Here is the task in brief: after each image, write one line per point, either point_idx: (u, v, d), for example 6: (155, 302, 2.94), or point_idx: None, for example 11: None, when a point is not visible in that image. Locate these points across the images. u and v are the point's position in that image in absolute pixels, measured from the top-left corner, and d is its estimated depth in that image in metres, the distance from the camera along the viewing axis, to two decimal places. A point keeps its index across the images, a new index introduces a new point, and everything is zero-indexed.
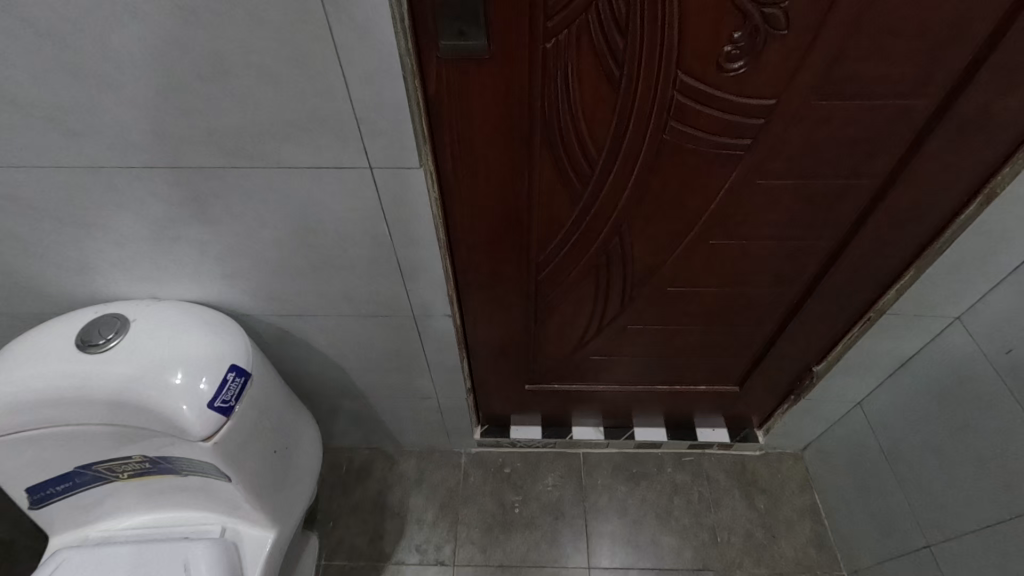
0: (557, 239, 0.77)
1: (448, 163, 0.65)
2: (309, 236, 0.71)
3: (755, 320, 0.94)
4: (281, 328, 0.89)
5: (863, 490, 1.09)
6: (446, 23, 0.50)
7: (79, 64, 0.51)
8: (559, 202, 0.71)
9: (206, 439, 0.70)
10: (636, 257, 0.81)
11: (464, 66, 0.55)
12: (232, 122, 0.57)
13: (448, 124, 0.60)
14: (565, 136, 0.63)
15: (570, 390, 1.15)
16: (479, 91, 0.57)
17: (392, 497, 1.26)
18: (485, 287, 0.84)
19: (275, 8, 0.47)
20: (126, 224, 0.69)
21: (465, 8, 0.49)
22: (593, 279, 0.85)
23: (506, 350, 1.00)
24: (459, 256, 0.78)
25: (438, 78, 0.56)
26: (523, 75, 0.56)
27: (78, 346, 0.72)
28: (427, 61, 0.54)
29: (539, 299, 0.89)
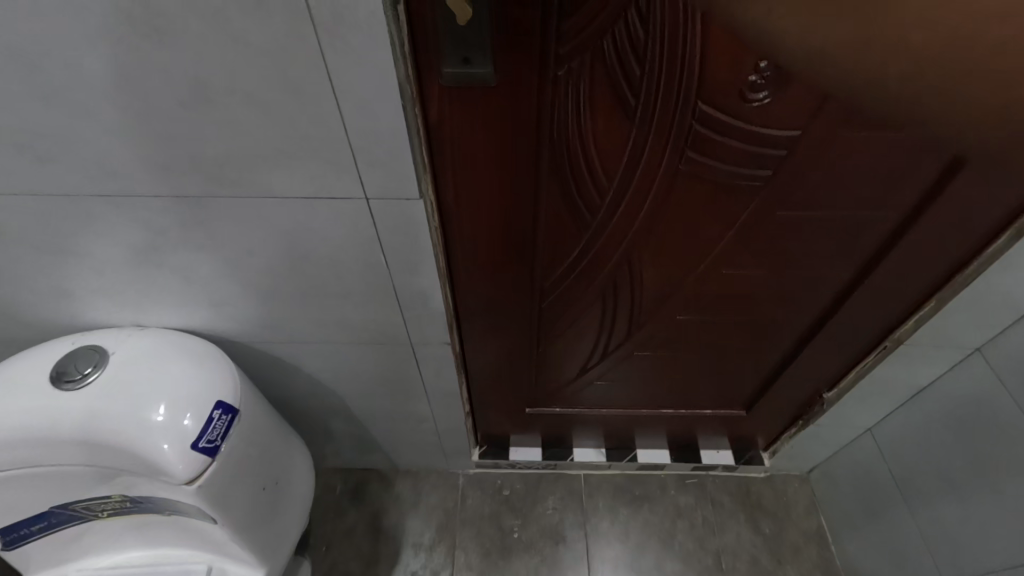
0: (564, 267, 0.74)
1: (449, 191, 0.61)
2: (301, 265, 0.67)
3: (766, 347, 0.91)
4: (271, 353, 0.85)
5: (874, 517, 1.06)
6: (450, 50, 0.47)
7: (47, 88, 0.47)
8: (566, 230, 0.68)
9: (190, 482, 0.66)
10: (645, 284, 0.77)
11: (468, 94, 0.51)
12: (217, 150, 0.52)
13: (451, 153, 0.56)
14: (575, 164, 0.60)
15: (572, 413, 1.11)
16: (483, 120, 0.53)
17: (388, 520, 1.22)
18: (488, 314, 0.81)
19: (263, 33, 0.43)
20: (105, 251, 0.65)
21: (470, 37, 0.46)
22: (600, 305, 0.82)
23: (507, 374, 0.96)
24: (461, 284, 0.75)
25: (440, 105, 0.52)
26: (531, 103, 0.52)
27: (53, 381, 0.67)
28: (428, 88, 0.50)
29: (543, 325, 0.85)
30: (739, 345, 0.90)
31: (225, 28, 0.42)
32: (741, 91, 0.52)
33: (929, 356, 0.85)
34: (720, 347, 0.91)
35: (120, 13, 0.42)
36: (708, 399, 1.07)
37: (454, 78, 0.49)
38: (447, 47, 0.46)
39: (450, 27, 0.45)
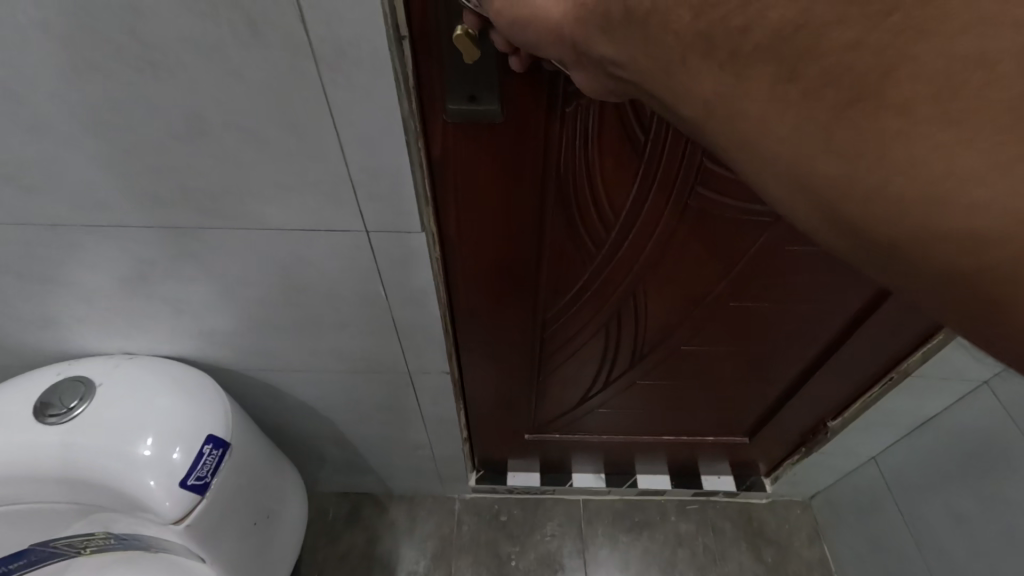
0: (566, 298, 0.72)
1: (450, 225, 0.60)
2: (297, 295, 0.65)
3: (770, 378, 0.89)
4: (265, 381, 0.83)
5: (880, 548, 1.04)
6: (455, 86, 0.46)
7: (34, 120, 0.45)
8: (569, 263, 0.66)
9: (177, 522, 0.64)
10: (650, 315, 0.76)
11: (474, 130, 0.50)
12: (211, 183, 0.51)
13: (455, 186, 0.55)
14: (580, 199, 0.58)
15: (572, 440, 1.09)
16: (489, 155, 0.52)
17: (382, 547, 1.19)
18: (489, 344, 0.79)
19: (261, 68, 0.41)
20: (92, 281, 0.63)
21: (477, 73, 0.45)
22: (602, 336, 0.80)
23: (507, 402, 0.94)
24: (461, 314, 0.73)
25: (444, 139, 0.51)
26: (537, 140, 0.51)
27: (37, 415, 0.65)
28: (432, 122, 0.49)
29: (544, 356, 0.83)
30: (743, 376, 0.89)
31: (222, 63, 0.41)
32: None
33: (935, 388, 0.84)
34: (725, 378, 0.90)
35: (111, 45, 0.40)
36: (709, 428, 1.06)
37: (459, 113, 0.48)
38: (453, 82, 0.45)
39: (457, 64, 0.44)
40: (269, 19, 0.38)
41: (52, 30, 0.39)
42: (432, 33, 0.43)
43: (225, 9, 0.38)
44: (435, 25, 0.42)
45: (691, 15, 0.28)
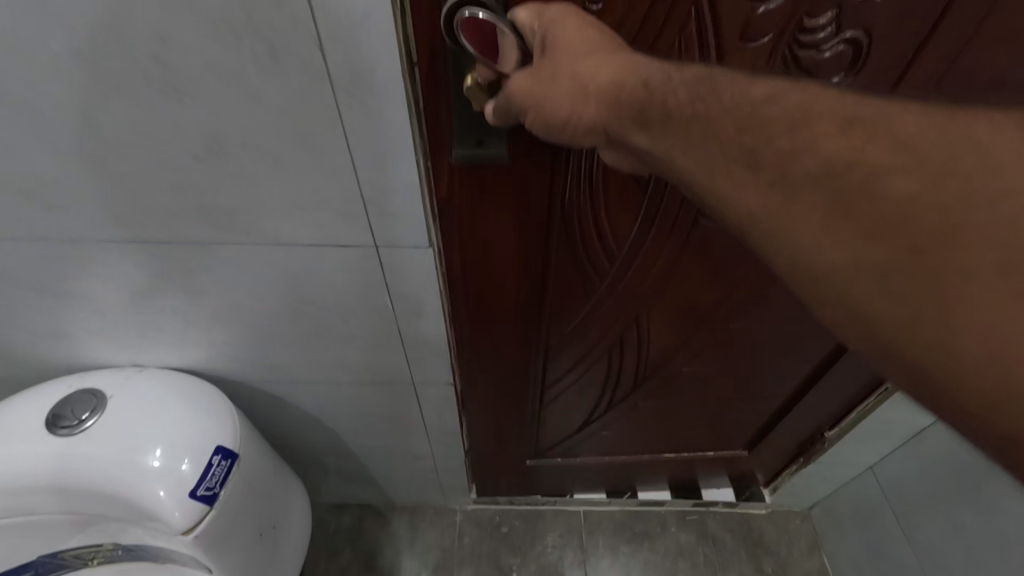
0: (571, 327, 0.74)
1: (456, 261, 0.61)
2: (307, 307, 0.67)
3: (763, 394, 0.92)
4: (271, 393, 0.84)
5: (880, 558, 1.05)
6: (462, 133, 0.48)
7: (60, 141, 0.47)
8: (574, 294, 0.68)
9: (186, 532, 0.65)
10: (653, 339, 0.79)
11: (480, 172, 0.52)
12: (227, 200, 0.53)
13: (462, 222, 0.57)
14: (585, 232, 0.61)
15: (573, 464, 1.09)
16: (496, 193, 0.54)
17: (383, 559, 1.20)
18: (491, 373, 0.80)
19: (279, 91, 0.43)
20: (105, 293, 0.64)
21: (484, 119, 0.47)
22: (606, 361, 0.82)
23: (504, 429, 0.94)
24: (466, 346, 0.74)
25: (450, 182, 0.53)
26: (542, 179, 0.53)
27: (49, 426, 0.66)
28: (438, 165, 0.51)
29: (547, 380, 0.85)
30: (740, 392, 0.92)
31: (243, 87, 0.43)
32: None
33: None
34: (722, 395, 0.92)
35: (137, 71, 0.42)
36: (705, 444, 1.08)
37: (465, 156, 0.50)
38: (459, 126, 0.47)
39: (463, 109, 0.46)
40: (290, 47, 0.40)
41: (82, 57, 0.41)
42: (443, 78, 0.44)
43: (248, 38, 0.40)
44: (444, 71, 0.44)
45: (735, 130, 0.32)
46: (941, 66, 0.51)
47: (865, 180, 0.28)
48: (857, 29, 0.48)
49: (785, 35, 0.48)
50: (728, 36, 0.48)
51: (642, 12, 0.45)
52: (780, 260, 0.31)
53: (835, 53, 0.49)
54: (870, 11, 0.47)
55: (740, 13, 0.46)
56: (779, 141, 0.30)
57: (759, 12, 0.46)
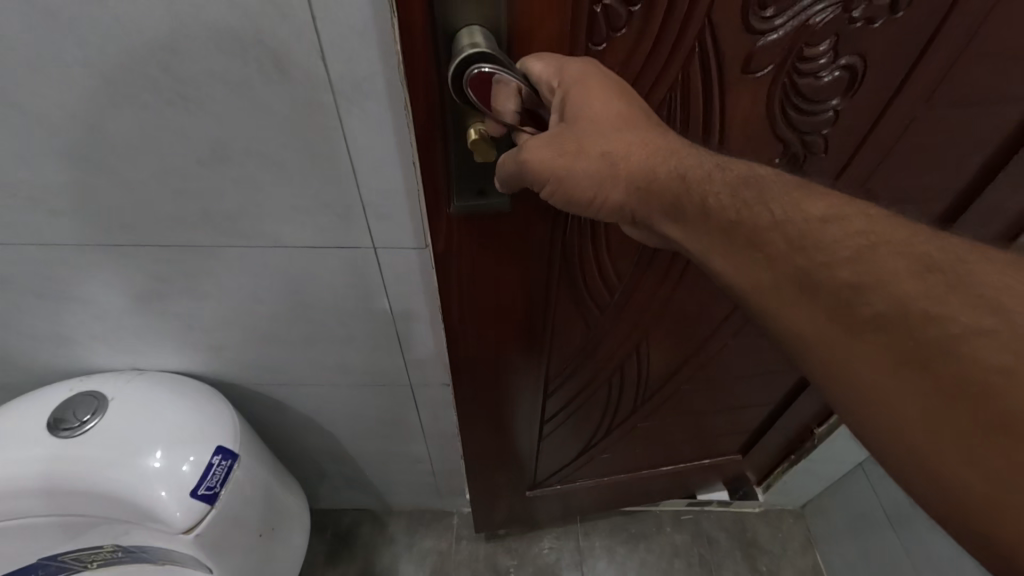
0: (575, 359, 0.77)
1: (456, 306, 0.62)
2: (306, 310, 0.68)
3: (746, 403, 0.98)
4: (270, 396, 0.85)
5: (871, 554, 1.07)
6: (462, 186, 0.50)
7: (68, 147, 0.49)
8: (576, 328, 0.71)
9: (187, 531, 0.66)
10: (654, 362, 0.83)
11: (479, 222, 0.53)
12: (230, 204, 0.54)
13: (467, 274, 0.59)
14: (586, 269, 0.64)
15: (572, 490, 1.09)
16: (497, 241, 0.56)
17: (381, 564, 1.20)
18: (492, 408, 0.81)
19: (282, 99, 0.45)
20: (107, 298, 0.65)
21: (482, 172, 0.49)
22: (607, 387, 0.85)
23: (501, 460, 0.94)
24: (470, 386, 0.76)
25: (447, 235, 0.54)
26: (543, 227, 0.56)
27: (50, 428, 0.67)
28: (436, 216, 0.52)
29: (548, 408, 0.86)
30: (727, 402, 0.96)
31: (248, 96, 0.45)
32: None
33: None
34: (710, 405, 0.96)
35: (146, 80, 0.44)
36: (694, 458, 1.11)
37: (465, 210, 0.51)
38: (459, 179, 0.49)
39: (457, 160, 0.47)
40: (293, 58, 0.42)
41: (93, 68, 0.43)
42: (436, 134, 0.45)
43: (253, 49, 0.42)
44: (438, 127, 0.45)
45: (788, 247, 0.36)
46: (925, 90, 0.55)
47: (940, 336, 0.31)
48: (852, 56, 0.51)
49: (784, 66, 0.51)
50: (730, 70, 0.50)
51: (646, 52, 0.46)
52: (835, 382, 0.35)
53: (834, 77, 0.52)
54: (864, 40, 0.50)
55: (740, 47, 0.49)
56: (837, 270, 0.34)
57: (759, 46, 0.49)
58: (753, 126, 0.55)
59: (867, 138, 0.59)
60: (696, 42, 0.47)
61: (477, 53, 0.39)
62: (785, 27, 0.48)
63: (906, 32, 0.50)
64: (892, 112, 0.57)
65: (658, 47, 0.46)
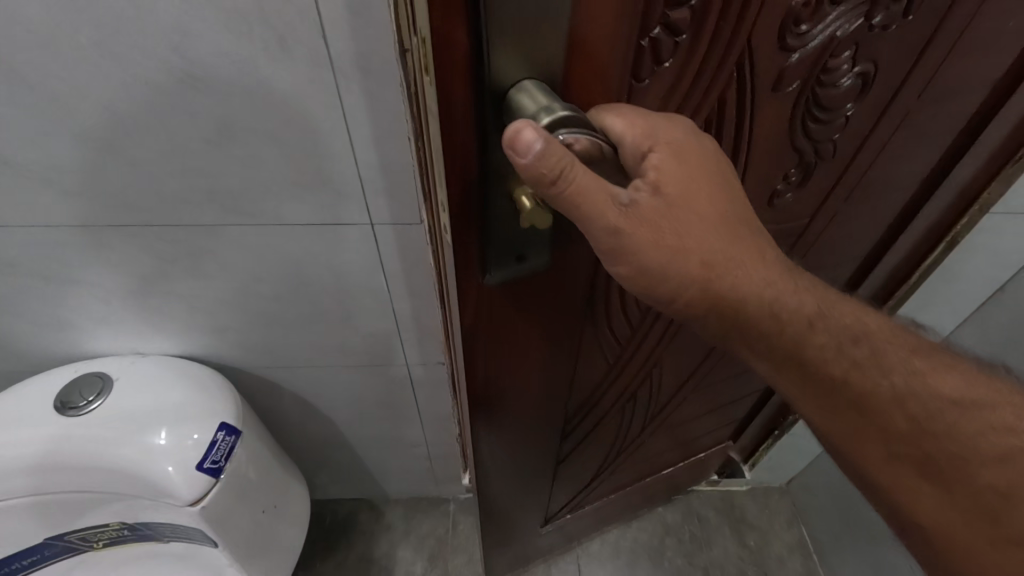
0: (594, 388, 0.77)
1: (483, 371, 0.58)
2: (305, 289, 0.71)
3: (730, 401, 1.04)
4: (269, 379, 0.87)
5: (853, 521, 1.12)
6: (497, 258, 0.45)
7: (79, 127, 0.51)
8: (595, 357, 0.71)
9: (194, 503, 0.69)
10: (665, 377, 0.86)
11: (510, 285, 0.49)
12: (234, 182, 0.57)
13: (501, 342, 0.56)
14: (604, 300, 0.62)
15: (584, 513, 1.09)
16: (525, 296, 0.52)
17: (378, 550, 1.22)
18: (513, 458, 0.78)
19: (285, 77, 0.48)
20: (110, 280, 0.67)
21: (516, 241, 0.45)
22: (622, 410, 0.86)
23: (517, 506, 0.90)
24: (495, 447, 0.71)
25: (476, 303, 0.49)
26: (568, 272, 0.53)
27: (57, 409, 0.69)
28: (466, 290, 0.47)
29: (565, 442, 0.84)
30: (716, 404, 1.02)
31: (254, 75, 0.48)
32: (773, 189, 0.64)
33: None
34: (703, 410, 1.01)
35: (155, 60, 0.47)
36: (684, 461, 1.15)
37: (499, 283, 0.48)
38: (491, 253, 0.45)
39: (492, 235, 0.43)
40: (297, 38, 0.46)
41: (107, 47, 0.46)
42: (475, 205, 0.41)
43: (259, 29, 0.45)
44: (472, 202, 0.41)
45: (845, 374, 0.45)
46: (922, 84, 0.59)
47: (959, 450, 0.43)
48: (867, 63, 0.55)
49: (810, 80, 0.53)
50: (763, 88, 0.51)
51: (690, 79, 0.46)
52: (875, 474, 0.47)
53: (850, 83, 0.56)
54: (879, 44, 0.54)
55: (775, 64, 0.50)
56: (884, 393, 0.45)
57: (790, 63, 0.50)
58: (776, 138, 0.57)
59: (869, 140, 0.64)
60: (733, 69, 0.48)
61: (553, 121, 0.34)
62: (816, 42, 0.50)
63: (908, 35, 0.54)
64: (892, 112, 0.61)
65: (698, 78, 0.47)
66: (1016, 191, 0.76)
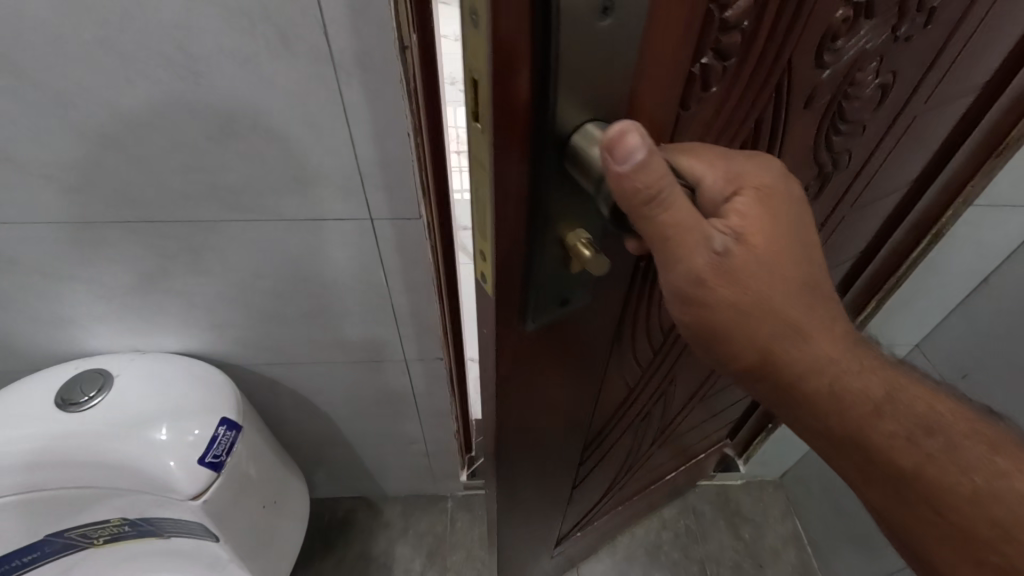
0: (615, 411, 0.74)
1: (512, 414, 0.53)
2: (304, 285, 0.72)
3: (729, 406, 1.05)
4: (268, 376, 0.88)
5: (845, 513, 1.13)
6: (539, 301, 0.41)
7: (82, 124, 0.52)
8: (619, 382, 0.68)
9: (196, 498, 0.69)
10: (678, 389, 0.85)
11: (547, 327, 0.45)
12: (235, 178, 0.58)
13: (534, 384, 0.52)
14: (631, 326, 0.59)
15: (594, 525, 1.08)
16: (560, 335, 0.48)
17: (377, 548, 1.23)
18: (533, 492, 0.74)
19: (286, 73, 0.49)
20: (111, 277, 0.68)
21: (560, 281, 0.41)
22: (636, 425, 0.85)
23: (532, 535, 0.86)
24: (517, 483, 0.67)
25: (511, 348, 0.45)
26: (603, 307, 0.50)
27: (58, 406, 0.69)
28: (504, 335, 0.43)
29: (583, 466, 0.81)
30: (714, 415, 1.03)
31: (256, 72, 0.49)
32: None
33: None
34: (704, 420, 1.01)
35: (159, 57, 0.48)
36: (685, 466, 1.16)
37: (537, 327, 0.44)
38: (533, 296, 0.41)
39: (536, 277, 0.39)
40: (299, 35, 0.47)
41: (111, 44, 0.46)
42: (523, 250, 0.37)
43: (262, 26, 0.46)
44: (520, 242, 0.37)
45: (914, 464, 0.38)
46: (929, 90, 0.60)
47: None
48: (887, 74, 0.55)
49: (837, 94, 0.52)
50: (796, 104, 0.49)
51: (733, 100, 0.43)
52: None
53: (873, 94, 0.55)
54: (900, 55, 0.53)
55: (810, 80, 0.48)
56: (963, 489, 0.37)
57: (822, 79, 0.49)
58: (801, 154, 0.55)
59: (876, 150, 0.65)
60: (773, 90, 0.46)
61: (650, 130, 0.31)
62: (848, 56, 0.49)
63: (925, 45, 0.54)
64: (901, 119, 0.62)
65: (740, 100, 0.44)
66: (997, 184, 0.78)
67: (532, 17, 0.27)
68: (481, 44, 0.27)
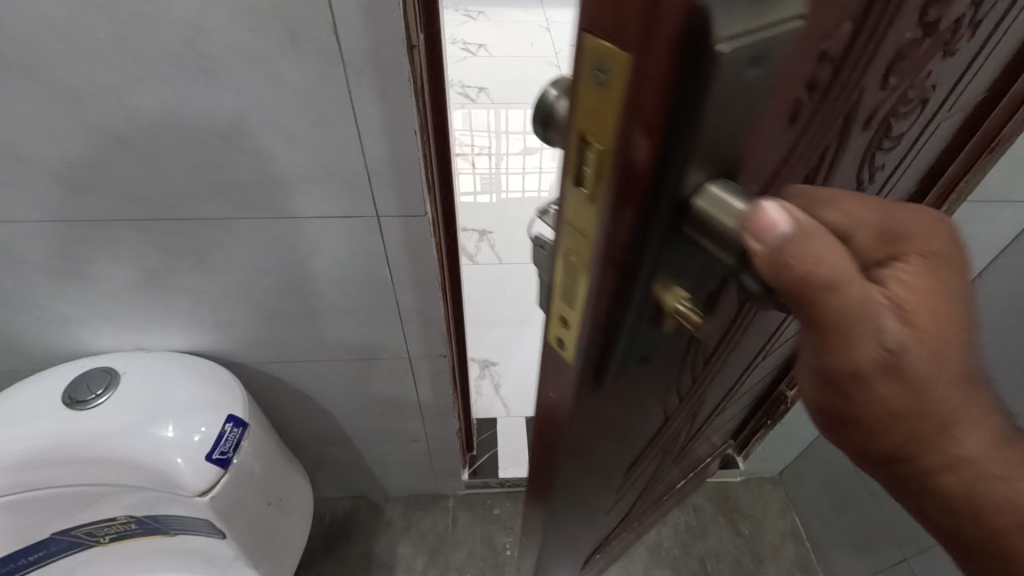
0: (662, 446, 0.70)
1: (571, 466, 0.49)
2: (310, 282, 0.72)
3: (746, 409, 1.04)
4: (272, 374, 0.88)
5: (843, 508, 1.14)
6: (626, 363, 0.36)
7: (92, 122, 0.53)
8: (674, 419, 0.63)
9: (203, 494, 0.69)
10: (719, 410, 0.81)
11: (625, 384, 0.40)
12: (243, 176, 0.59)
13: (599, 435, 0.47)
14: (700, 366, 0.54)
15: (618, 540, 1.05)
16: (636, 388, 0.43)
17: (379, 547, 1.23)
18: (577, 526, 0.70)
19: (295, 71, 0.50)
20: (118, 276, 0.68)
21: (651, 342, 0.36)
22: (676, 449, 0.81)
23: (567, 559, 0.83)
24: (562, 522, 0.63)
25: (585, 408, 0.40)
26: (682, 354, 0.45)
27: (65, 404, 0.69)
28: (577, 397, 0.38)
29: (623, 495, 0.78)
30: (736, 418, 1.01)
31: (267, 70, 0.50)
32: None
33: None
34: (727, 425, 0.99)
35: (170, 55, 0.48)
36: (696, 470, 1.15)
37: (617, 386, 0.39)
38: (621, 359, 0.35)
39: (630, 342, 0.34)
40: (309, 34, 0.48)
41: (124, 43, 0.47)
42: (622, 319, 0.32)
43: (272, 24, 0.47)
44: (619, 313, 0.31)
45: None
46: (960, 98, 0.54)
47: None
48: (935, 85, 0.45)
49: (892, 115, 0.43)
50: (853, 136, 0.39)
51: (798, 149, 0.33)
52: None
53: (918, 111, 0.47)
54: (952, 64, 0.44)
55: (871, 104, 0.38)
56: None
57: (882, 103, 0.39)
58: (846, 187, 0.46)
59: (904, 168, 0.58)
60: (837, 125, 0.36)
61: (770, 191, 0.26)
62: (908, 74, 0.39)
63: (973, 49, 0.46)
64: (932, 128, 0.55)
65: (806, 142, 0.33)
66: (990, 181, 0.79)
67: (680, 66, 0.21)
68: (611, 105, 0.23)
